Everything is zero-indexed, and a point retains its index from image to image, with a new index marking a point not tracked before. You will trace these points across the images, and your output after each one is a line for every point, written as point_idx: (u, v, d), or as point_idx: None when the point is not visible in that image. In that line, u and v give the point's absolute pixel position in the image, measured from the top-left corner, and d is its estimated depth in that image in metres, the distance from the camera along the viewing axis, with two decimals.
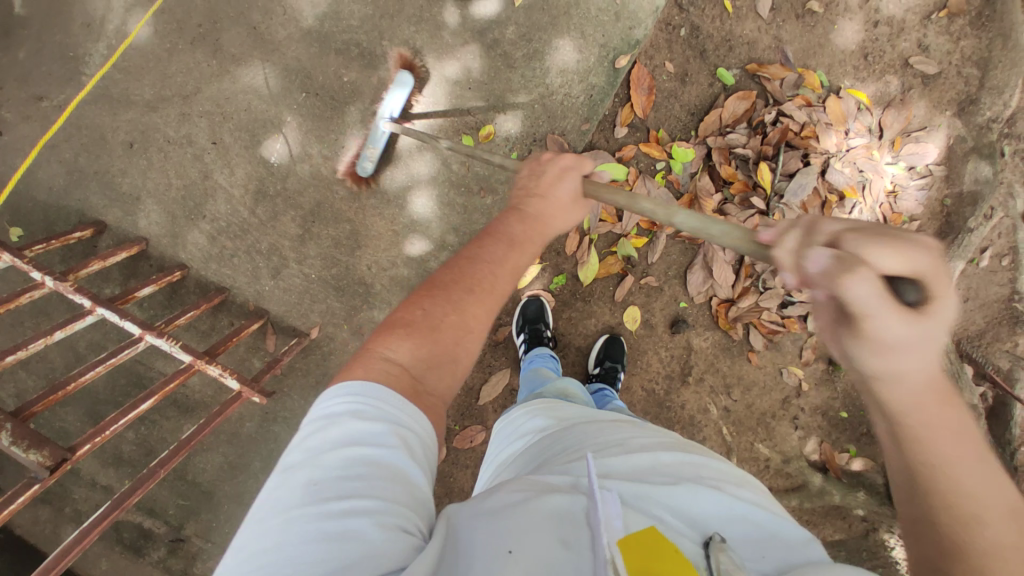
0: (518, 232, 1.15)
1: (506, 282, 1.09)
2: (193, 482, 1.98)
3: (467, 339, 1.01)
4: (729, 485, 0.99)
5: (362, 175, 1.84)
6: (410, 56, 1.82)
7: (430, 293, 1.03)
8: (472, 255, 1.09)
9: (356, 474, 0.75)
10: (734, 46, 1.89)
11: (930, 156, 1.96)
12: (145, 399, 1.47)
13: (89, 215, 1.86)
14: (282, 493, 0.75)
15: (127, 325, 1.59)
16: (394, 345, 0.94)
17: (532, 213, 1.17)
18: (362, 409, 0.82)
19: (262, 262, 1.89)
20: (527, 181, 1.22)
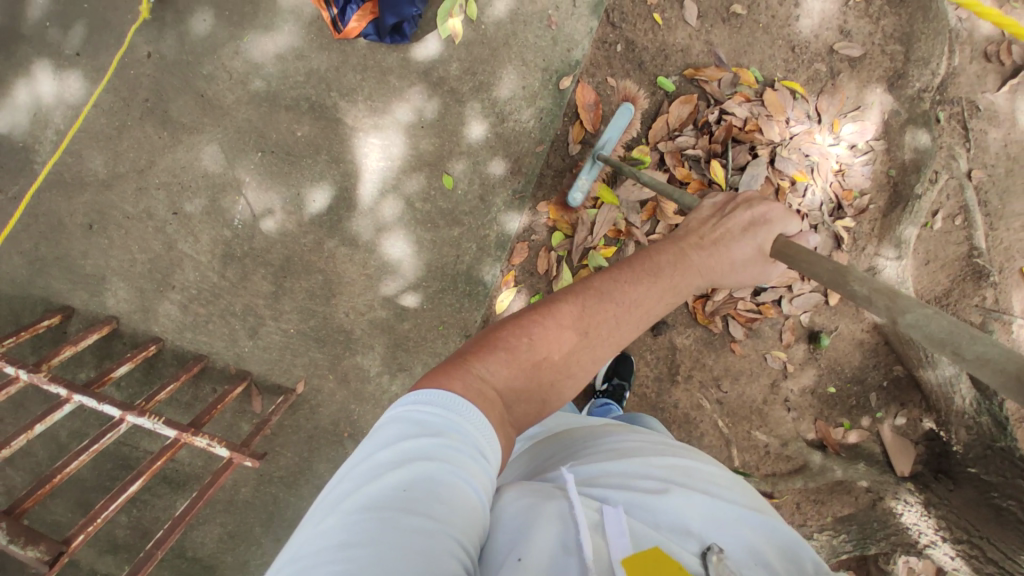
0: (669, 276, 1.17)
1: (626, 332, 1.12)
2: (193, 558, 1.91)
3: (562, 380, 1.05)
4: (722, 487, 1.01)
5: (571, 204, 1.93)
6: (633, 92, 1.96)
7: (542, 318, 1.05)
8: (603, 286, 1.12)
9: (443, 495, 0.76)
10: (669, 54, 1.97)
11: (870, 132, 2.06)
12: (134, 480, 1.42)
13: (56, 301, 1.83)
14: (371, 489, 0.75)
15: (106, 408, 1.56)
16: (492, 367, 0.97)
17: (696, 263, 1.21)
18: (457, 429, 0.84)
19: (238, 324, 1.88)
20: (707, 222, 1.28)
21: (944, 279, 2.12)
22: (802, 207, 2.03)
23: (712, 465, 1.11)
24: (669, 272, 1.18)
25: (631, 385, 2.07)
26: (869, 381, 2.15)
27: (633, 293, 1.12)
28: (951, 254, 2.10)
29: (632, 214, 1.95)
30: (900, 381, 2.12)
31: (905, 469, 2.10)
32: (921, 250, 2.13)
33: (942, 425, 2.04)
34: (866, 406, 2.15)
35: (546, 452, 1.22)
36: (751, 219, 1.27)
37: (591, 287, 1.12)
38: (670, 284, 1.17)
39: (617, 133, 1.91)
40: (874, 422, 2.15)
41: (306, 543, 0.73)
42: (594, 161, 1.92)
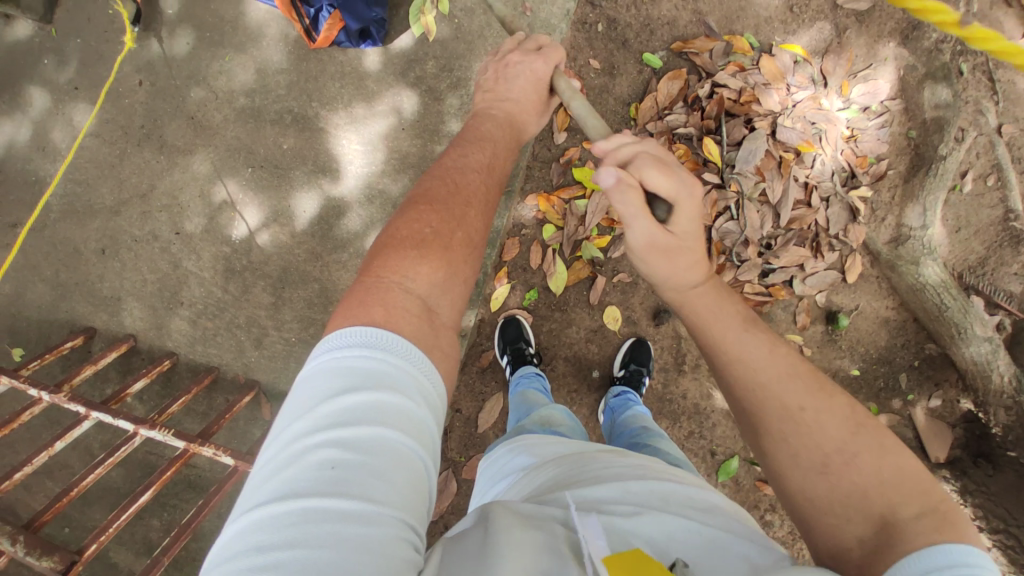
0: (498, 135, 1.37)
1: (491, 198, 1.24)
2: None
3: (475, 252, 1.12)
4: (699, 509, 0.96)
5: None
6: None
7: (435, 208, 1.11)
8: (451, 167, 1.23)
9: (376, 467, 0.75)
10: (655, 29, 1.88)
11: (883, 92, 1.89)
12: (144, 491, 1.52)
13: (80, 323, 1.96)
14: (297, 471, 0.74)
15: (121, 423, 1.66)
16: (411, 271, 0.99)
17: (502, 118, 1.41)
18: (384, 379, 0.82)
19: (244, 335, 1.96)
20: (490, 83, 1.47)
21: (979, 246, 1.95)
22: (811, 179, 1.89)
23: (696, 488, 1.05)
24: (499, 135, 1.38)
25: (651, 371, 1.95)
26: (898, 362, 2.03)
27: (482, 159, 1.29)
28: (985, 219, 1.93)
29: None
30: (931, 360, 2.00)
31: (941, 455, 1.98)
32: (951, 216, 1.95)
33: (981, 407, 1.90)
34: (896, 387, 2.03)
35: (529, 476, 1.17)
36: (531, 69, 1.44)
37: (446, 171, 1.22)
38: (502, 144, 1.37)
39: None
40: (904, 405, 2.03)
41: (239, 535, 0.71)
42: None
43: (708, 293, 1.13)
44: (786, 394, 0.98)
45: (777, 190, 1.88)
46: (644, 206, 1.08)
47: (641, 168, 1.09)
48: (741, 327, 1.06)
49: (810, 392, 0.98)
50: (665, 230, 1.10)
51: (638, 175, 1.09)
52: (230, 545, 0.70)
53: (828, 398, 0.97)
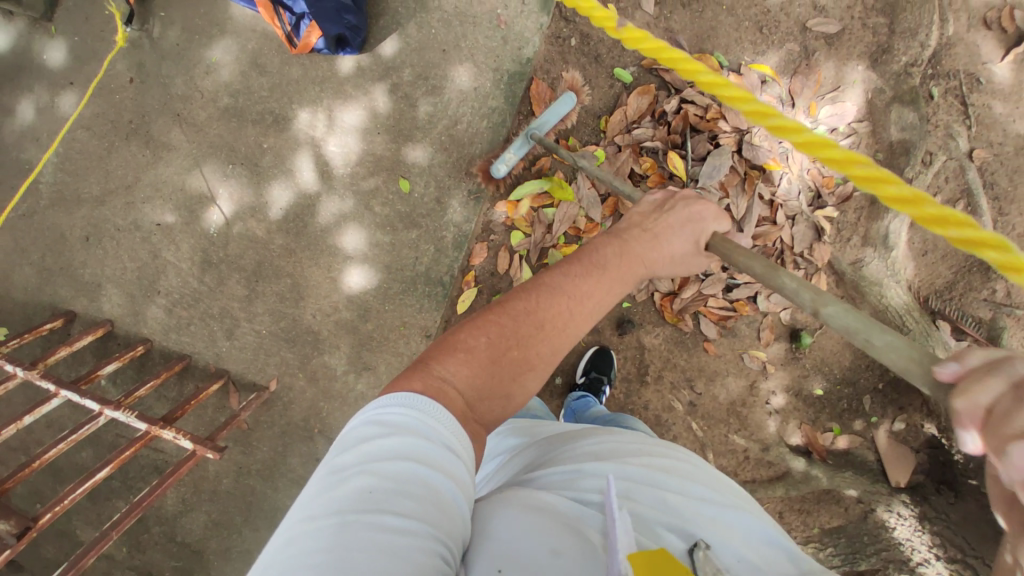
0: (613, 264, 1.19)
1: (579, 324, 1.14)
2: (182, 543, 2.07)
3: (525, 373, 1.08)
4: (695, 482, 1.08)
5: (495, 175, 1.89)
6: (579, 82, 1.93)
7: (496, 316, 1.08)
8: (551, 279, 1.14)
9: (406, 491, 0.80)
10: (627, 45, 1.92)
11: (850, 114, 1.93)
12: (100, 468, 1.59)
13: (61, 306, 2.04)
14: (338, 491, 0.79)
15: (88, 402, 1.73)
16: (452, 370, 1.00)
17: (634, 249, 1.22)
18: (418, 429, 0.87)
19: (216, 325, 2.02)
20: (648, 215, 1.29)
21: (947, 270, 1.97)
22: (776, 197, 1.92)
23: (686, 459, 1.17)
24: (615, 264, 1.20)
25: (612, 379, 1.97)
26: (862, 384, 2.04)
27: (589, 281, 1.15)
28: (953, 243, 1.96)
29: (593, 210, 1.94)
30: (896, 383, 2.01)
31: (902, 479, 1.97)
32: (919, 239, 1.99)
33: (945, 432, 1.92)
34: (859, 409, 2.04)
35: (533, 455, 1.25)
36: (692, 213, 1.29)
37: (541, 282, 1.14)
38: (617, 274, 1.19)
39: (552, 117, 1.87)
40: (867, 426, 2.04)
41: (282, 543, 0.77)
42: (526, 139, 1.87)
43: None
44: None
45: (742, 206, 1.91)
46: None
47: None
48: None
49: None
50: None
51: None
52: (276, 550, 0.76)
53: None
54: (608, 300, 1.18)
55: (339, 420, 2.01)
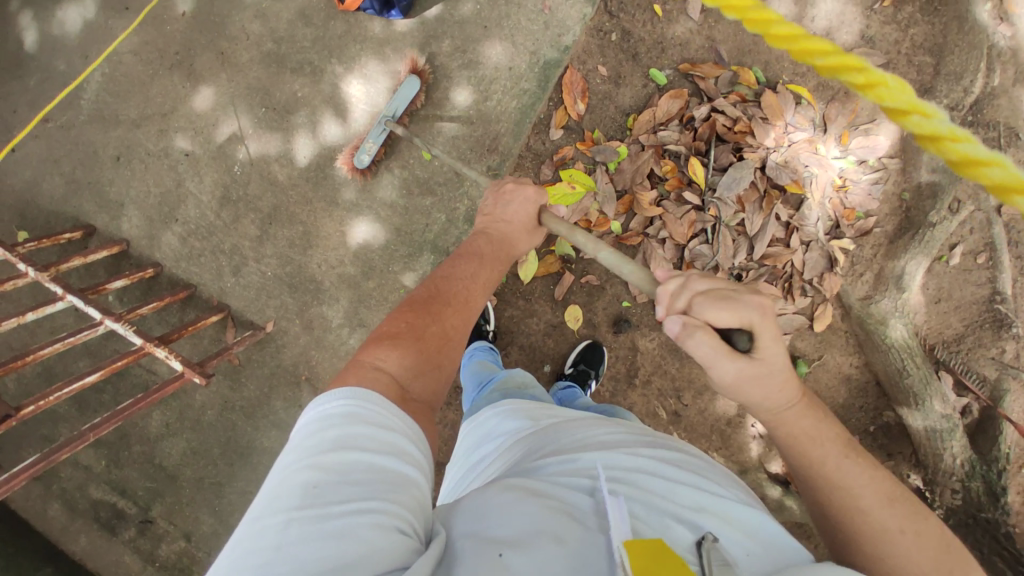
0: (488, 251, 1.40)
1: (477, 297, 1.31)
2: (159, 466, 2.13)
3: (448, 346, 1.18)
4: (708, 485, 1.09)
5: (359, 166, 1.95)
6: (418, 61, 1.94)
7: (413, 307, 1.20)
8: (439, 276, 1.31)
9: (353, 479, 0.80)
10: (667, 47, 1.93)
11: (882, 148, 1.90)
12: (91, 373, 1.65)
13: (83, 220, 2.12)
14: (281, 490, 0.79)
15: (91, 311, 1.78)
16: (382, 355, 1.06)
17: (498, 237, 1.44)
18: (358, 417, 0.88)
19: (225, 261, 2.07)
20: (490, 212, 1.49)
21: (957, 322, 1.94)
22: (794, 220, 1.90)
23: (695, 460, 1.20)
24: (490, 252, 1.40)
25: (600, 375, 1.97)
26: (852, 424, 2.01)
27: (474, 267, 1.35)
28: (969, 296, 1.92)
29: (607, 205, 1.94)
30: (887, 429, 1.99)
31: None
32: (934, 285, 1.95)
33: (928, 484, 1.87)
34: None
35: (527, 442, 1.25)
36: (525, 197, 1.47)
37: (432, 278, 1.30)
38: (490, 258, 1.40)
39: (403, 100, 1.92)
40: None
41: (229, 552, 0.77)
42: (380, 127, 1.93)
43: (807, 417, 0.94)
44: (887, 517, 0.87)
45: (756, 223, 1.89)
46: (724, 345, 0.88)
47: (706, 308, 0.88)
48: (840, 452, 0.92)
49: (910, 514, 0.88)
50: (758, 361, 0.89)
51: (704, 315, 0.89)
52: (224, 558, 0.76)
53: (924, 521, 0.88)
54: (495, 276, 1.39)
55: (327, 370, 2.05)
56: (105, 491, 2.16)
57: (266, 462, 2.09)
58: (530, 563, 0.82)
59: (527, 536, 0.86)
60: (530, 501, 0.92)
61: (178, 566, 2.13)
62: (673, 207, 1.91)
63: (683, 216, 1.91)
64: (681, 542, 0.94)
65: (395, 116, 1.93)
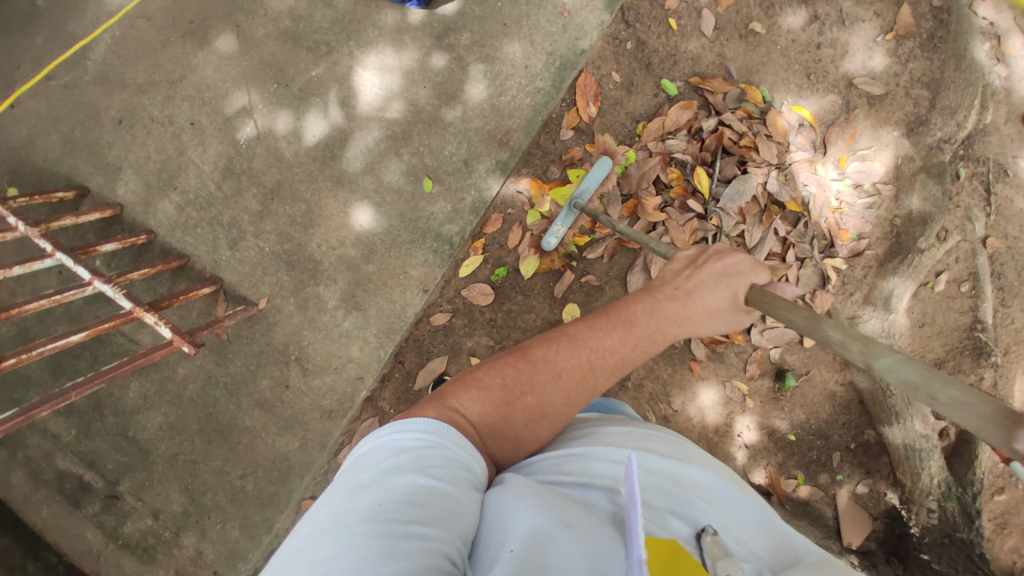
0: (641, 323, 1.31)
1: (599, 378, 1.27)
2: (132, 440, 2.06)
3: (535, 418, 1.22)
4: (700, 486, 1.20)
5: (546, 247, 1.98)
6: (612, 143, 1.98)
7: (515, 362, 1.24)
8: (576, 334, 1.29)
9: (415, 501, 0.91)
10: (678, 61, 1.98)
11: (877, 174, 1.97)
12: (77, 332, 1.61)
13: (77, 181, 2.07)
14: (352, 505, 0.90)
15: (81, 270, 1.74)
16: (465, 404, 1.16)
17: (666, 313, 1.33)
18: (427, 450, 1.01)
19: (223, 234, 2.03)
20: (682, 271, 1.39)
21: (940, 346, 2.01)
22: (790, 236, 1.95)
23: (685, 451, 1.31)
24: (642, 323, 1.31)
25: None
26: (835, 440, 2.06)
27: (613, 338, 1.29)
28: (952, 322, 1.99)
29: (612, 207, 1.97)
30: (866, 447, 2.04)
31: (854, 541, 2.01)
32: (918, 309, 2.01)
33: (905, 503, 1.98)
34: (827, 463, 2.06)
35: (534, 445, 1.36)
36: (727, 267, 1.36)
37: (565, 335, 1.29)
38: (643, 334, 1.31)
39: (594, 183, 1.93)
40: (830, 482, 2.06)
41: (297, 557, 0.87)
42: (570, 209, 1.95)
43: None
44: None
45: (756, 236, 1.93)
46: None
47: None
48: None
49: None
50: None
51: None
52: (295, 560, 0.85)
53: None
54: (636, 359, 1.31)
55: (317, 352, 2.01)
56: (75, 462, 2.10)
57: (246, 441, 2.03)
58: (544, 548, 0.87)
59: (535, 527, 0.90)
60: (539, 497, 0.98)
61: (141, 544, 2.08)
62: (676, 214, 1.95)
63: (686, 223, 1.94)
64: (683, 535, 1.07)
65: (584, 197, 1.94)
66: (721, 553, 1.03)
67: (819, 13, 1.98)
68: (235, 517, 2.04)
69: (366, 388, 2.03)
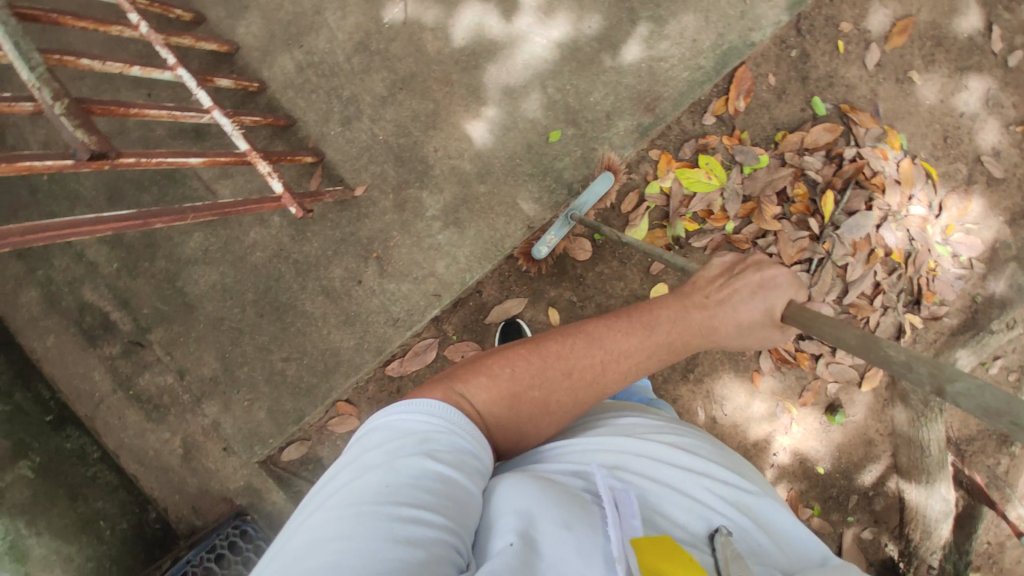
0: (662, 332, 1.17)
1: (607, 382, 1.15)
2: (179, 291, 1.92)
3: (542, 415, 1.13)
4: (721, 478, 1.10)
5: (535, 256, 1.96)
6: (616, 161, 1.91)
7: (527, 354, 1.13)
8: (595, 331, 1.16)
9: (422, 485, 0.87)
10: (834, 84, 2.00)
11: (976, 250, 2.05)
12: (195, 156, 1.45)
13: (195, 6, 1.92)
14: (359, 485, 0.87)
15: (201, 96, 1.58)
16: (473, 390, 1.07)
17: (694, 323, 1.17)
18: (436, 434, 0.96)
19: (338, 107, 1.92)
20: (714, 279, 1.20)
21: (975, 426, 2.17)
22: (885, 282, 2.00)
23: (712, 446, 1.21)
24: (665, 334, 1.17)
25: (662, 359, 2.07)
26: (857, 482, 2.14)
27: (631, 345, 1.15)
28: None
29: (730, 204, 1.99)
30: (882, 498, 2.14)
31: None
32: None
33: (904, 557, 2.11)
34: (843, 503, 2.14)
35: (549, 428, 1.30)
36: (766, 280, 1.16)
37: (582, 331, 1.17)
38: (665, 341, 1.17)
39: (591, 201, 1.90)
40: (841, 521, 2.14)
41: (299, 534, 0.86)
42: (565, 220, 1.93)
43: None
44: None
45: (857, 272, 1.98)
46: None
47: None
48: None
49: None
50: None
51: None
52: (299, 537, 0.84)
53: None
54: (650, 366, 1.18)
55: (401, 257, 1.92)
56: (105, 296, 1.94)
57: (300, 325, 1.92)
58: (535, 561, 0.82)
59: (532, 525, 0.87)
60: (540, 490, 0.93)
61: (153, 400, 1.97)
62: (790, 228, 1.98)
63: (796, 240, 1.98)
64: (693, 534, 0.98)
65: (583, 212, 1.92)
66: (734, 555, 0.94)
67: (971, 84, 2.04)
68: (265, 399, 1.93)
69: (439, 307, 1.93)
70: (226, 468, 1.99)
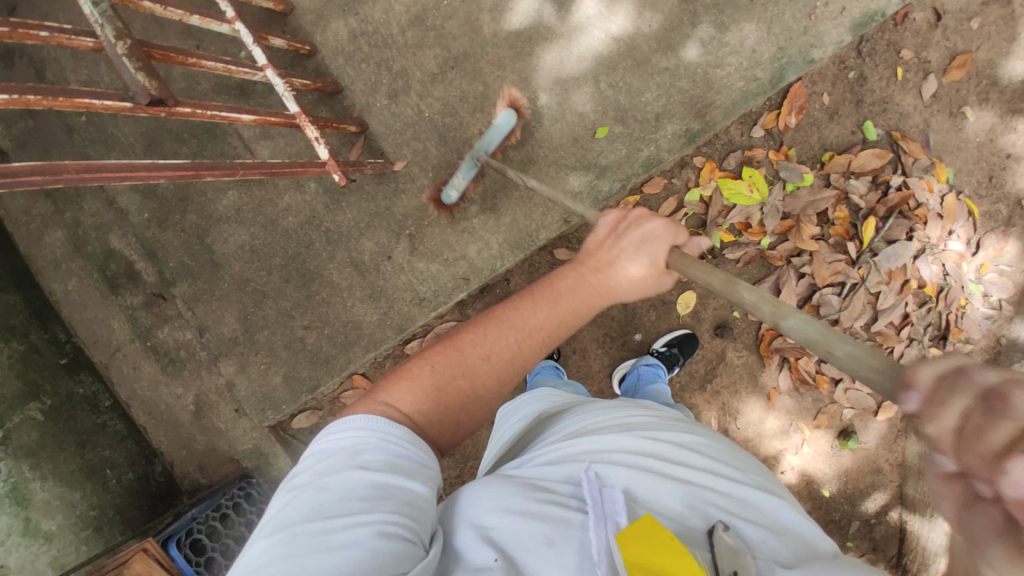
0: (564, 300, 1.11)
1: (527, 356, 1.09)
2: (207, 248, 1.90)
3: (473, 403, 1.05)
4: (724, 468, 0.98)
5: (446, 201, 1.87)
6: (517, 97, 1.89)
7: (443, 350, 1.06)
8: (500, 313, 1.10)
9: (356, 495, 0.82)
10: (888, 110, 1.98)
11: (1008, 291, 2.03)
12: (247, 112, 1.42)
13: None
14: (293, 505, 0.83)
15: (257, 53, 1.55)
16: (393, 395, 1.00)
17: (592, 286, 1.11)
18: (364, 442, 0.90)
19: (387, 79, 1.90)
20: (599, 239, 1.15)
21: None
22: (914, 314, 1.99)
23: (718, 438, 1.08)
24: (566, 301, 1.11)
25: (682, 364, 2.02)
26: (860, 509, 2.14)
27: (538, 318, 1.09)
28: None
29: (769, 220, 1.97)
30: (883, 527, 2.14)
31: None
32: None
33: None
34: (844, 528, 2.14)
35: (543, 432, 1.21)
36: (646, 232, 1.11)
37: (490, 316, 1.10)
38: (570, 310, 1.11)
39: (495, 137, 1.86)
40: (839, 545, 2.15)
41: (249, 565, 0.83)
42: (472, 162, 1.86)
43: None
44: None
45: (888, 301, 1.98)
46: None
47: None
48: None
49: None
50: None
51: None
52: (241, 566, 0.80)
53: None
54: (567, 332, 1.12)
55: (434, 237, 1.90)
56: (131, 245, 1.92)
57: (325, 294, 1.90)
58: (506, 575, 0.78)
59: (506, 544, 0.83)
60: (510, 505, 0.88)
61: (169, 355, 1.95)
62: (827, 250, 1.98)
63: (832, 262, 1.98)
64: (687, 530, 0.87)
65: (490, 151, 1.87)
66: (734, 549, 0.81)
67: None
68: (282, 365, 1.91)
69: (467, 291, 1.92)
70: (236, 429, 1.98)
